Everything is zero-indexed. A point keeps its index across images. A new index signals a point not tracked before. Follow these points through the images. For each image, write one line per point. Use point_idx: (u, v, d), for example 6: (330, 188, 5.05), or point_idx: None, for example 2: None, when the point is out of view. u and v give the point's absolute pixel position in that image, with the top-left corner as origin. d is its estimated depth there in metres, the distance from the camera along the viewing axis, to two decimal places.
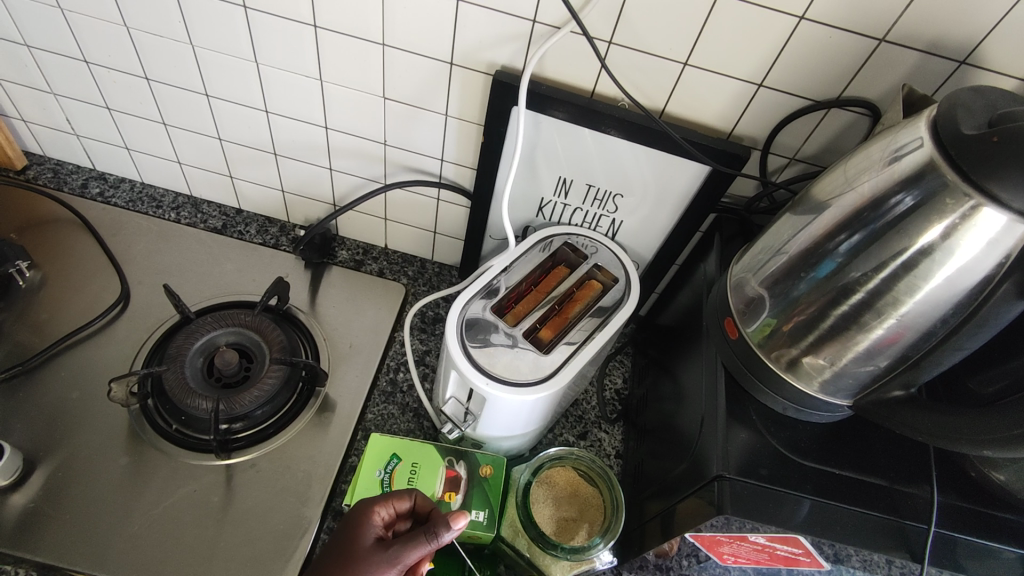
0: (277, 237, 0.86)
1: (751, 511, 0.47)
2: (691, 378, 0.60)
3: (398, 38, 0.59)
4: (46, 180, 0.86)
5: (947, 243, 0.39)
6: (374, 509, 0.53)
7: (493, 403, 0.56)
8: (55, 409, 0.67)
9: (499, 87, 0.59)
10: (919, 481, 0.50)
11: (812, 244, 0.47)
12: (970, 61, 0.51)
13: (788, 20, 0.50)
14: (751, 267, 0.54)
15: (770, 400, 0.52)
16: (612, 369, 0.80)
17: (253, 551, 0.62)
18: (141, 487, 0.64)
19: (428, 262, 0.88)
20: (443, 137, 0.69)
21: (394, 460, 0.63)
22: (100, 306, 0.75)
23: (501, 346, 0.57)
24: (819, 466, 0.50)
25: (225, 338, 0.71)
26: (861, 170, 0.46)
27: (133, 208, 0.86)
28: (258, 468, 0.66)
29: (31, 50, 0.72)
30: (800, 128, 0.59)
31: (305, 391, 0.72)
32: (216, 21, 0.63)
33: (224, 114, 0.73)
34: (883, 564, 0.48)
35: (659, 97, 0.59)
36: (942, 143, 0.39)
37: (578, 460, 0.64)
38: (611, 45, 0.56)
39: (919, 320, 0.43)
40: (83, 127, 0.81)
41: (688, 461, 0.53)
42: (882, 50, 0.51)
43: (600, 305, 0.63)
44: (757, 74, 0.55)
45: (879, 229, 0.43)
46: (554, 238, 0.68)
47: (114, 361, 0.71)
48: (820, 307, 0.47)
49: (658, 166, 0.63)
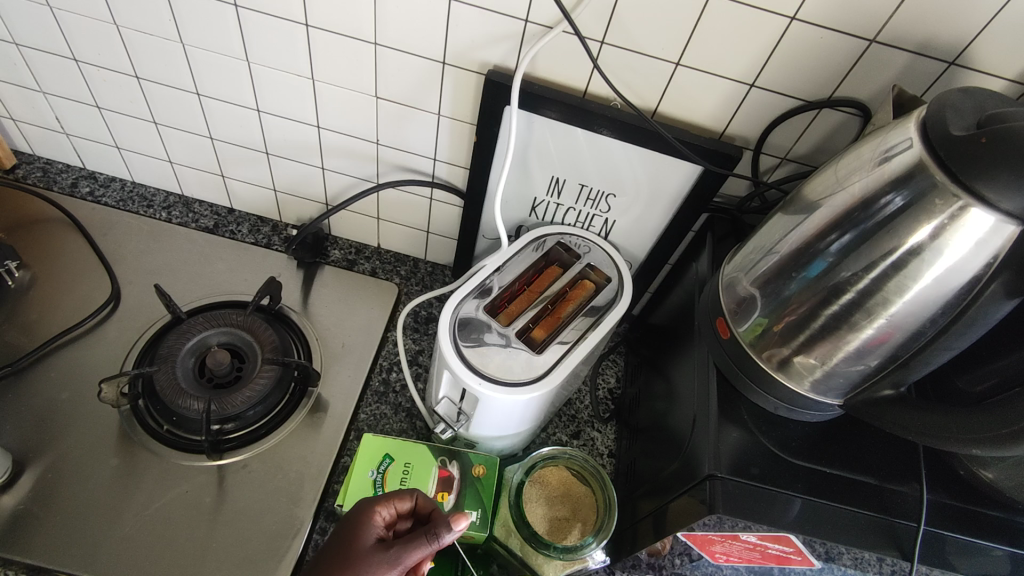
0: (269, 237, 0.86)
1: (743, 509, 0.47)
2: (683, 377, 0.60)
3: (391, 38, 0.59)
4: (36, 179, 0.85)
5: (937, 243, 0.40)
6: (377, 508, 0.53)
7: (485, 402, 0.56)
8: (45, 410, 0.67)
9: (491, 87, 0.58)
10: (909, 479, 0.50)
11: (803, 244, 0.47)
12: (959, 62, 0.51)
13: (779, 21, 0.51)
14: (742, 267, 0.55)
15: (762, 399, 0.52)
16: (605, 368, 0.81)
17: (245, 551, 0.61)
18: (131, 488, 0.63)
19: (421, 262, 0.88)
20: (436, 136, 0.68)
21: (387, 461, 0.62)
22: (90, 306, 0.75)
23: (493, 345, 0.57)
24: (810, 465, 0.50)
25: (217, 338, 0.71)
26: (852, 171, 0.46)
27: (123, 207, 0.85)
28: (250, 469, 0.66)
29: (20, 48, 0.71)
30: (792, 128, 0.59)
31: (297, 391, 0.71)
32: (208, 21, 0.62)
33: (216, 113, 0.73)
34: (874, 562, 0.49)
35: (651, 97, 0.59)
36: (932, 143, 0.39)
37: (571, 460, 0.65)
38: (604, 44, 0.56)
39: (909, 320, 0.43)
40: (73, 126, 0.80)
41: (680, 460, 0.53)
42: (873, 51, 0.51)
43: (592, 304, 0.63)
44: (749, 74, 0.55)
45: (870, 230, 0.43)
46: (547, 237, 0.68)
47: (105, 362, 0.71)
48: (810, 307, 0.47)
49: (651, 166, 0.63)
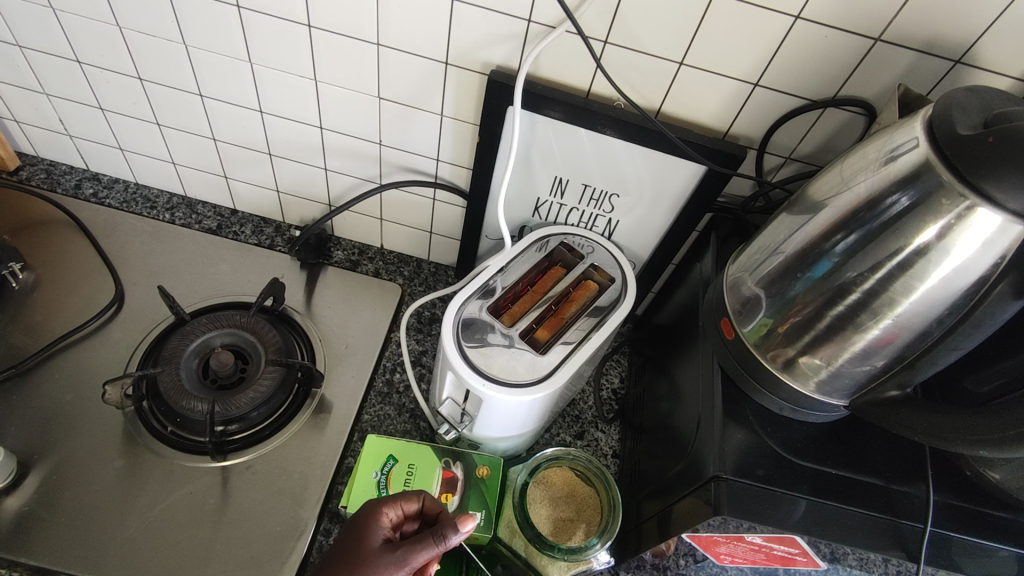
0: (272, 238, 0.86)
1: (748, 511, 0.47)
2: (688, 377, 0.59)
3: (393, 38, 0.59)
4: (40, 180, 0.86)
5: (943, 244, 0.39)
6: (384, 510, 0.53)
7: (489, 403, 0.56)
8: (49, 412, 0.67)
9: (494, 87, 0.58)
10: (915, 480, 0.50)
11: (809, 244, 0.47)
12: (965, 60, 0.51)
13: (784, 19, 0.50)
14: (747, 267, 0.54)
15: (767, 400, 0.52)
16: (609, 369, 0.81)
17: (250, 552, 0.61)
18: (136, 490, 0.63)
19: (424, 262, 0.88)
20: (439, 137, 0.68)
21: (390, 462, 0.62)
22: (94, 307, 0.75)
23: (497, 345, 0.57)
24: (816, 466, 0.50)
25: (220, 339, 0.71)
26: (857, 171, 0.46)
27: (127, 208, 0.85)
28: (254, 470, 0.66)
29: (23, 50, 0.71)
30: (796, 128, 0.59)
31: (301, 393, 0.71)
32: (209, 22, 0.62)
33: (219, 114, 0.73)
34: (879, 563, 0.48)
35: (655, 96, 0.59)
36: (938, 143, 0.39)
37: (576, 461, 0.64)
38: (607, 44, 0.56)
39: (916, 320, 0.43)
40: (76, 128, 0.81)
41: (685, 461, 0.53)
42: (878, 49, 0.51)
43: (596, 305, 0.63)
44: (753, 73, 0.55)
45: (875, 230, 0.43)
46: (550, 237, 0.68)
47: (109, 363, 0.71)
48: (815, 308, 0.47)
49: (654, 166, 0.63)
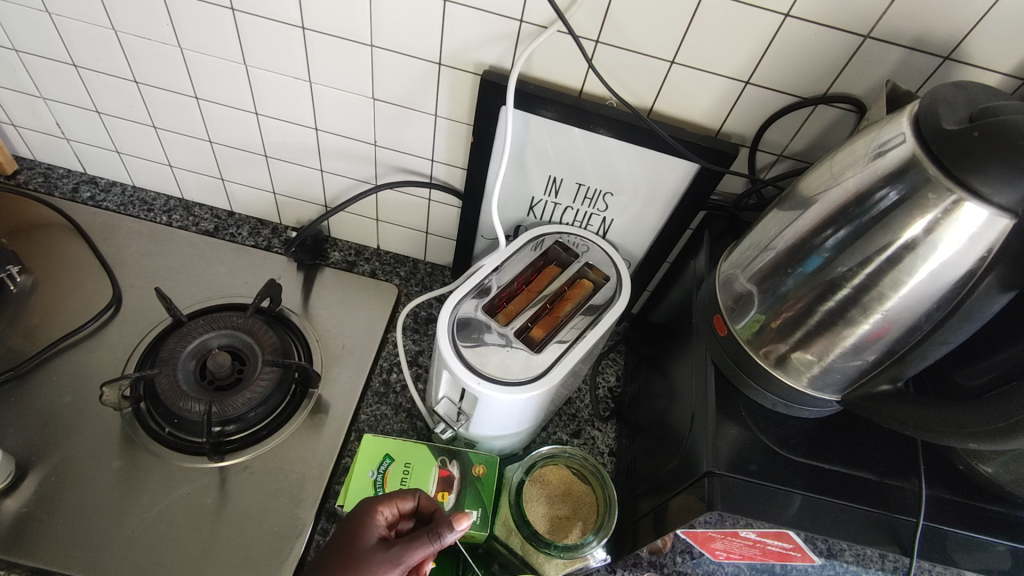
0: (269, 239, 0.87)
1: (741, 506, 0.47)
2: (682, 374, 0.60)
3: (387, 39, 0.60)
4: (37, 184, 0.86)
5: (931, 239, 0.40)
6: (378, 508, 0.53)
7: (484, 402, 0.56)
8: (47, 415, 0.67)
9: (487, 87, 0.59)
10: (909, 475, 0.50)
11: (799, 240, 0.47)
12: (954, 56, 0.51)
13: (773, 18, 0.51)
14: (740, 264, 0.54)
15: (760, 397, 0.53)
16: (605, 368, 0.81)
17: (247, 552, 0.62)
18: (134, 491, 0.63)
19: (421, 262, 0.88)
20: (434, 137, 0.69)
21: (387, 461, 0.63)
22: (92, 309, 0.75)
23: (492, 344, 0.57)
24: (810, 462, 0.50)
25: (217, 341, 0.71)
26: (846, 167, 0.46)
27: (125, 211, 0.86)
28: (252, 471, 0.66)
29: (20, 54, 0.72)
30: (787, 125, 0.59)
31: (298, 393, 0.72)
32: (203, 23, 0.63)
33: (214, 116, 0.73)
34: (876, 558, 0.48)
35: (647, 96, 0.60)
36: (925, 138, 0.39)
37: (571, 459, 0.65)
38: (598, 44, 0.56)
39: (905, 315, 0.43)
40: (73, 132, 0.81)
41: (679, 458, 0.53)
42: (867, 47, 0.51)
43: (590, 303, 0.63)
44: (743, 72, 0.55)
45: (865, 225, 0.43)
46: (545, 236, 0.68)
47: (106, 365, 0.71)
48: (807, 303, 0.47)
49: (648, 164, 0.63)
